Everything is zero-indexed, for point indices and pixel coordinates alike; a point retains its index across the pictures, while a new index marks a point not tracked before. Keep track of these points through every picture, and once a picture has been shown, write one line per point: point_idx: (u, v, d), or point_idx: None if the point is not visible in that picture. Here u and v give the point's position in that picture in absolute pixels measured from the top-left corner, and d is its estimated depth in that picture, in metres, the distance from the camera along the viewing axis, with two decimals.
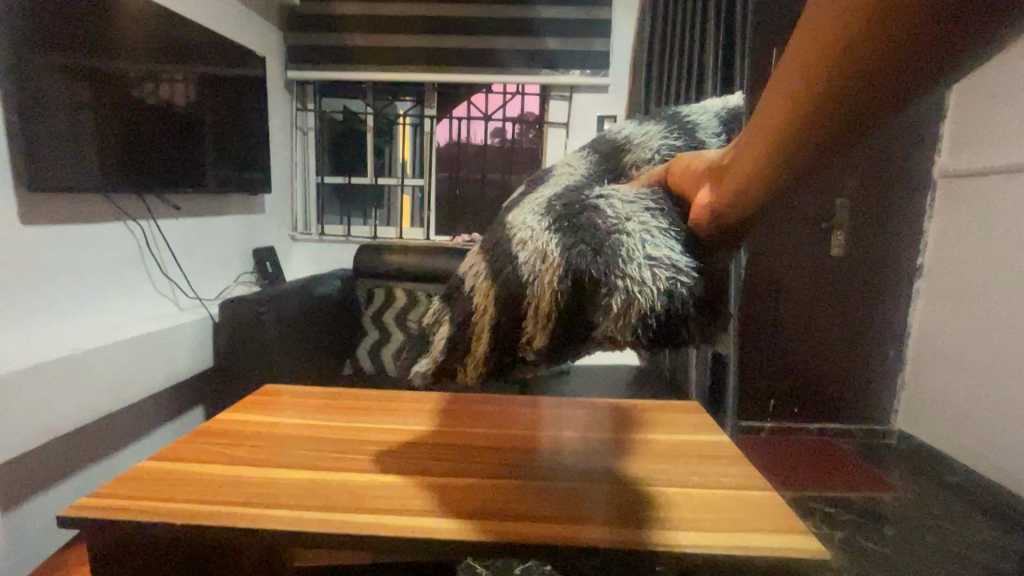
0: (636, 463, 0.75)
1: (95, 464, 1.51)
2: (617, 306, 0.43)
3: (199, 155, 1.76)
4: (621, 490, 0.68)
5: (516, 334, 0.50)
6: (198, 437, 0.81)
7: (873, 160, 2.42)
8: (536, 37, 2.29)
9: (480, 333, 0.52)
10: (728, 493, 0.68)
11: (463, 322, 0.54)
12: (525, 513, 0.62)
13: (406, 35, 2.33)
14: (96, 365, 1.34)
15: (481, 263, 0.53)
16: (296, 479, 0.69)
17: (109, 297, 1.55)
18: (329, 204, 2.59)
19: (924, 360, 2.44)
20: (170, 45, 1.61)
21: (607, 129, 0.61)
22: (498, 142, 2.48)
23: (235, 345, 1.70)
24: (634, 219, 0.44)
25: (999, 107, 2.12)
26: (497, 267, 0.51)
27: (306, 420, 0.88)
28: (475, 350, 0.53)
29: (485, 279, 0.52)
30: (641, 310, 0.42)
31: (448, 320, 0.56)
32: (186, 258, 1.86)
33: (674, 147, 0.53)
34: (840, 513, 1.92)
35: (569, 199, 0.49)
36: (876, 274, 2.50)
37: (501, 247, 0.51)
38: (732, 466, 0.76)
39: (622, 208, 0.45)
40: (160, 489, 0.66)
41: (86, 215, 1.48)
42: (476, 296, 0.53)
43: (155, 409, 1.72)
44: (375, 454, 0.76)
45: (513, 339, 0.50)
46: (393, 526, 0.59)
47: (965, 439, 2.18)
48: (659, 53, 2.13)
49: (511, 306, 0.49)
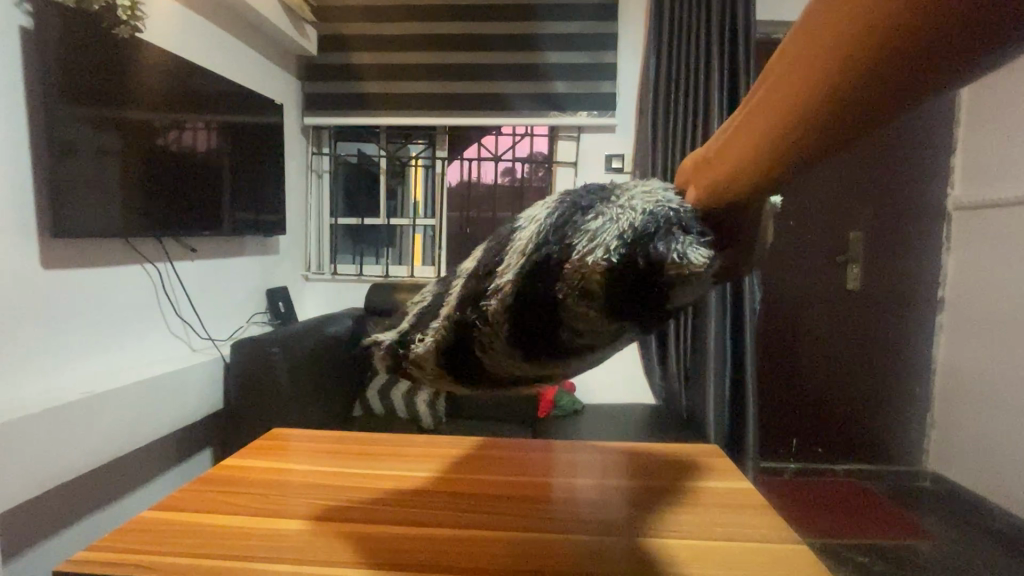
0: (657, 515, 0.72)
1: (99, 511, 1.47)
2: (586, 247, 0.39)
3: (216, 198, 1.80)
4: (642, 543, 0.64)
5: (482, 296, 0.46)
6: (201, 484, 0.79)
7: (885, 194, 2.41)
8: (544, 81, 2.35)
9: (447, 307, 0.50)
10: (756, 548, 0.64)
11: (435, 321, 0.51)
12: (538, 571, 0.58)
13: (419, 81, 2.41)
14: (108, 409, 1.33)
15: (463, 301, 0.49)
16: (303, 530, 0.66)
17: (123, 338, 1.56)
18: (342, 244, 2.63)
19: (953, 397, 2.34)
20: (192, 95, 1.68)
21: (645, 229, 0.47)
22: (509, 182, 2.51)
23: (244, 387, 1.69)
24: (635, 196, 0.41)
25: (1008, 139, 2.13)
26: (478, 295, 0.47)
27: (316, 467, 0.85)
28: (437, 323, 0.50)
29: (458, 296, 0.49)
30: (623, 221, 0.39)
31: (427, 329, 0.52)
32: (202, 299, 1.88)
33: None
34: (874, 563, 1.81)
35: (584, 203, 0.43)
36: (896, 308, 2.44)
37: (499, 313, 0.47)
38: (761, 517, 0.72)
39: (638, 192, 0.41)
40: (161, 543, 0.64)
41: (105, 258, 1.51)
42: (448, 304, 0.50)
43: (163, 453, 1.70)
44: (381, 503, 0.73)
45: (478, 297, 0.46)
46: None
47: (1002, 482, 2.07)
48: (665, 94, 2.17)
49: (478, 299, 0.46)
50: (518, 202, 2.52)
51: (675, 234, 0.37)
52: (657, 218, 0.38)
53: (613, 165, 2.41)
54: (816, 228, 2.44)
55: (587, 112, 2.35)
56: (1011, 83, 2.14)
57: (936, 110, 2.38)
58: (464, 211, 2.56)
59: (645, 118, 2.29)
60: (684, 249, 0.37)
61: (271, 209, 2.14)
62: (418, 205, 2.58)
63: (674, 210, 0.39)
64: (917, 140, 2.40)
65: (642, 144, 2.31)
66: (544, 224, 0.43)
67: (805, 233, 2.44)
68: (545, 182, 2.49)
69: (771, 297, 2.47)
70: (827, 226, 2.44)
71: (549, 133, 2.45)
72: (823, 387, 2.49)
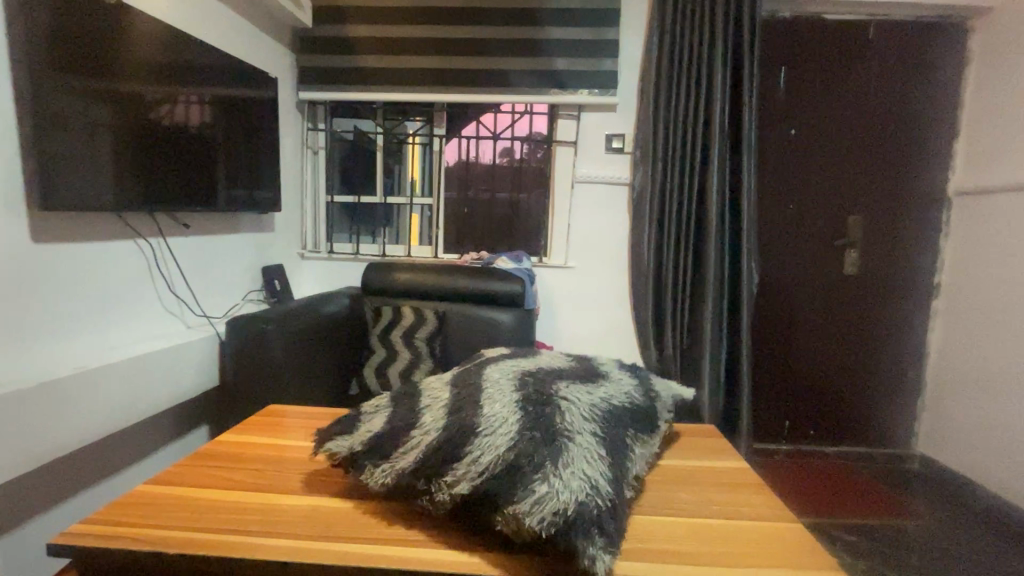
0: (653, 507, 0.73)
1: (97, 484, 1.48)
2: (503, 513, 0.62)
3: (210, 173, 1.77)
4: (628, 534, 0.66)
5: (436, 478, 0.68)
6: (198, 459, 0.82)
7: (887, 178, 2.39)
8: (545, 57, 2.30)
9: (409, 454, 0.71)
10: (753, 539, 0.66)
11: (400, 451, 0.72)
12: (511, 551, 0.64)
13: (416, 56, 2.35)
14: (104, 385, 1.32)
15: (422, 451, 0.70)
16: (299, 508, 0.71)
17: (118, 314, 1.55)
18: (338, 223, 2.60)
19: (946, 381, 2.37)
20: (184, 66, 1.63)
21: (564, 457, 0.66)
22: (509, 161, 2.48)
23: (242, 367, 1.69)
24: (541, 487, 0.62)
25: (1013, 124, 2.11)
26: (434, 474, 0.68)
27: (313, 446, 0.89)
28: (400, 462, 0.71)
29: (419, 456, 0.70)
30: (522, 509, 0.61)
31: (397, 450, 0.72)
32: (197, 277, 1.86)
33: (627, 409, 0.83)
34: (863, 542, 1.85)
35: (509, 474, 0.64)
36: (894, 294, 2.44)
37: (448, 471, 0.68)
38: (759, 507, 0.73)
39: (543, 489, 0.62)
40: (159, 516, 0.67)
41: (97, 233, 1.48)
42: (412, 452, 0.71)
43: (161, 430, 1.70)
44: (369, 483, 0.78)
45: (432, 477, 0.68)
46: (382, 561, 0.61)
47: (992, 464, 2.11)
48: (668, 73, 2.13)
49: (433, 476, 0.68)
50: (517, 182, 2.49)
51: (550, 524, 0.59)
52: (541, 514, 0.60)
53: (614, 144, 2.37)
54: (817, 212, 2.42)
55: (589, 90, 2.30)
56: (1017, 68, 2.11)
57: (940, 92, 2.35)
58: (463, 191, 2.53)
59: (648, 97, 2.25)
60: (549, 526, 0.59)
61: (267, 186, 2.11)
62: (415, 184, 2.55)
63: (551, 520, 0.60)
64: (921, 123, 2.37)
65: (643, 124, 2.27)
66: (477, 477, 0.65)
67: (805, 216, 2.42)
68: (545, 162, 2.46)
69: (770, 280, 2.46)
70: (828, 209, 2.42)
71: (549, 112, 2.41)
72: (818, 371, 2.51)
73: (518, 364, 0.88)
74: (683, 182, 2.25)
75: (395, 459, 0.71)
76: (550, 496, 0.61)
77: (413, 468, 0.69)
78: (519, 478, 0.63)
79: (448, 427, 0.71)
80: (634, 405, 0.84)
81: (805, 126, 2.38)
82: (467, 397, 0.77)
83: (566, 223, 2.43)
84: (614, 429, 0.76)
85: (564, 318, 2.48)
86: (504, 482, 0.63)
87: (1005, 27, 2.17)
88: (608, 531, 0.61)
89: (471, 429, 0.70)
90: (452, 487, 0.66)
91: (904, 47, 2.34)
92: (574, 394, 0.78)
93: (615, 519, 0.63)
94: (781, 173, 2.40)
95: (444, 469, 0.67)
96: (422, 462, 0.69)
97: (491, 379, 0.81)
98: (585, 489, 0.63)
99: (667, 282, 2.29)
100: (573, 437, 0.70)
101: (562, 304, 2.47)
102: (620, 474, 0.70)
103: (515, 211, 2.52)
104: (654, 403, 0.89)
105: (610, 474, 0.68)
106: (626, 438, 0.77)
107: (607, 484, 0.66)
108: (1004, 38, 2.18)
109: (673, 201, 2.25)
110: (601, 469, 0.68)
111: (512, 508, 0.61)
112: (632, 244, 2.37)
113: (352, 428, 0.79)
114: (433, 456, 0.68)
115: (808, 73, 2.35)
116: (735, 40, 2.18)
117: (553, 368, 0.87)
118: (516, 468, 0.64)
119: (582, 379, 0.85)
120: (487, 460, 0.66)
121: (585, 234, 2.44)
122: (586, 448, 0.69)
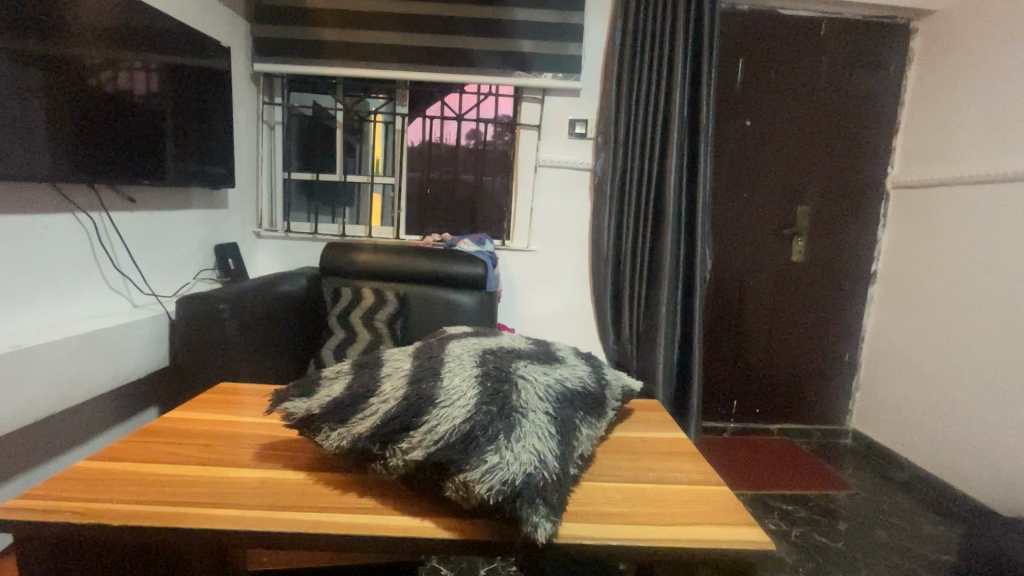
0: (596, 479, 0.77)
1: (36, 465, 1.43)
2: (453, 483, 0.65)
3: (159, 147, 1.69)
4: (570, 503, 0.70)
5: (387, 448, 0.70)
6: (143, 436, 0.82)
7: (834, 171, 2.51)
8: (510, 39, 2.28)
9: (364, 421, 0.73)
10: (685, 507, 0.71)
11: (352, 417, 0.74)
12: (449, 514, 0.68)
13: (379, 32, 2.28)
14: (36, 364, 1.25)
15: (372, 419, 0.72)
16: (247, 478, 0.73)
17: (56, 292, 1.48)
18: (295, 202, 2.54)
19: (878, 363, 2.54)
20: (126, 29, 1.53)
21: (519, 430, 0.69)
22: (473, 144, 2.48)
23: (191, 346, 1.64)
24: (493, 460, 0.65)
25: (948, 123, 2.26)
26: (387, 442, 0.70)
27: (267, 421, 0.91)
28: (353, 430, 0.72)
29: (372, 423, 0.72)
30: (471, 480, 0.64)
31: (352, 417, 0.74)
32: (143, 253, 1.79)
33: (586, 384, 0.87)
34: (797, 511, 1.99)
35: (461, 444, 0.67)
36: (836, 282, 2.59)
37: (399, 440, 0.70)
38: (694, 477, 0.79)
39: (493, 460, 0.65)
40: (99, 490, 0.68)
41: (31, 204, 1.40)
42: (365, 420, 0.73)
43: (108, 409, 1.65)
44: (312, 454, 0.80)
45: (384, 447, 0.70)
46: (330, 524, 0.64)
47: (914, 439, 2.30)
48: (625, 79, 2.25)
49: (385, 444, 0.70)
50: (480, 165, 2.49)
51: (496, 494, 0.62)
52: (492, 485, 0.63)
53: (576, 130, 2.39)
54: (768, 201, 2.53)
55: (552, 74, 2.30)
56: (955, 69, 2.24)
57: (885, 92, 2.48)
58: (426, 172, 2.51)
59: (612, 83, 2.26)
60: (493, 496, 0.62)
61: (220, 160, 2.03)
62: (377, 164, 2.51)
63: (502, 491, 0.62)
64: (866, 119, 2.49)
65: (605, 110, 2.29)
66: (430, 448, 0.67)
67: (757, 207, 2.53)
68: (510, 145, 2.46)
69: (722, 266, 2.56)
70: (778, 199, 2.52)
71: (514, 94, 2.40)
72: (763, 353, 2.64)
73: (481, 341, 0.89)
74: (642, 169, 2.30)
75: (351, 424, 0.73)
76: (498, 467, 0.64)
77: (368, 435, 0.71)
78: (469, 452, 0.66)
79: (409, 395, 0.73)
80: (587, 390, 0.86)
81: (759, 118, 2.47)
82: (430, 368, 0.78)
83: (529, 208, 2.45)
84: (568, 408, 0.79)
85: (526, 302, 2.52)
86: (458, 452, 0.66)
87: (946, 31, 2.30)
88: (552, 502, 0.64)
89: (430, 401, 0.72)
90: (406, 454, 0.68)
91: (854, 45, 2.44)
92: (531, 371, 0.80)
93: (559, 492, 0.66)
94: (735, 163, 2.49)
95: (400, 438, 0.70)
96: (377, 428, 0.71)
97: (453, 354, 0.82)
98: (533, 462, 0.66)
99: (625, 266, 2.35)
100: (527, 413, 0.72)
101: (523, 289, 2.51)
102: (569, 451, 0.72)
103: (478, 194, 2.52)
104: (608, 387, 0.91)
105: (559, 451, 0.71)
106: (577, 415, 0.79)
107: (554, 461, 0.68)
108: (945, 40, 2.31)
109: (633, 187, 2.30)
110: (551, 445, 0.70)
111: (463, 476, 0.64)
112: (593, 229, 2.41)
113: (311, 390, 0.79)
114: (387, 425, 0.70)
115: (764, 67, 2.43)
116: (695, 31, 2.23)
117: (514, 346, 0.89)
118: (470, 439, 0.67)
119: (542, 357, 0.87)
120: (442, 430, 0.68)
121: (548, 220, 2.46)
122: (539, 425, 0.72)
